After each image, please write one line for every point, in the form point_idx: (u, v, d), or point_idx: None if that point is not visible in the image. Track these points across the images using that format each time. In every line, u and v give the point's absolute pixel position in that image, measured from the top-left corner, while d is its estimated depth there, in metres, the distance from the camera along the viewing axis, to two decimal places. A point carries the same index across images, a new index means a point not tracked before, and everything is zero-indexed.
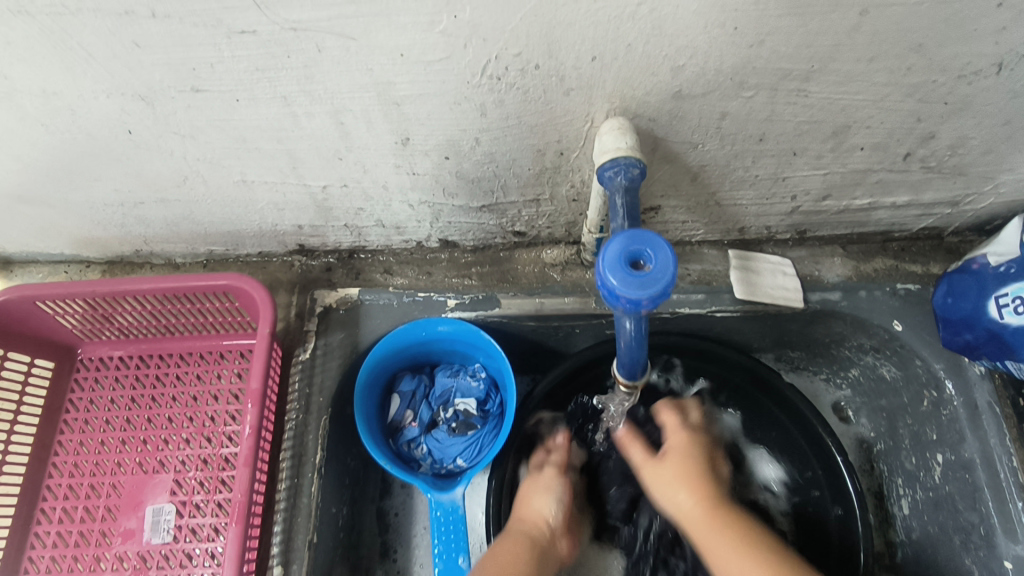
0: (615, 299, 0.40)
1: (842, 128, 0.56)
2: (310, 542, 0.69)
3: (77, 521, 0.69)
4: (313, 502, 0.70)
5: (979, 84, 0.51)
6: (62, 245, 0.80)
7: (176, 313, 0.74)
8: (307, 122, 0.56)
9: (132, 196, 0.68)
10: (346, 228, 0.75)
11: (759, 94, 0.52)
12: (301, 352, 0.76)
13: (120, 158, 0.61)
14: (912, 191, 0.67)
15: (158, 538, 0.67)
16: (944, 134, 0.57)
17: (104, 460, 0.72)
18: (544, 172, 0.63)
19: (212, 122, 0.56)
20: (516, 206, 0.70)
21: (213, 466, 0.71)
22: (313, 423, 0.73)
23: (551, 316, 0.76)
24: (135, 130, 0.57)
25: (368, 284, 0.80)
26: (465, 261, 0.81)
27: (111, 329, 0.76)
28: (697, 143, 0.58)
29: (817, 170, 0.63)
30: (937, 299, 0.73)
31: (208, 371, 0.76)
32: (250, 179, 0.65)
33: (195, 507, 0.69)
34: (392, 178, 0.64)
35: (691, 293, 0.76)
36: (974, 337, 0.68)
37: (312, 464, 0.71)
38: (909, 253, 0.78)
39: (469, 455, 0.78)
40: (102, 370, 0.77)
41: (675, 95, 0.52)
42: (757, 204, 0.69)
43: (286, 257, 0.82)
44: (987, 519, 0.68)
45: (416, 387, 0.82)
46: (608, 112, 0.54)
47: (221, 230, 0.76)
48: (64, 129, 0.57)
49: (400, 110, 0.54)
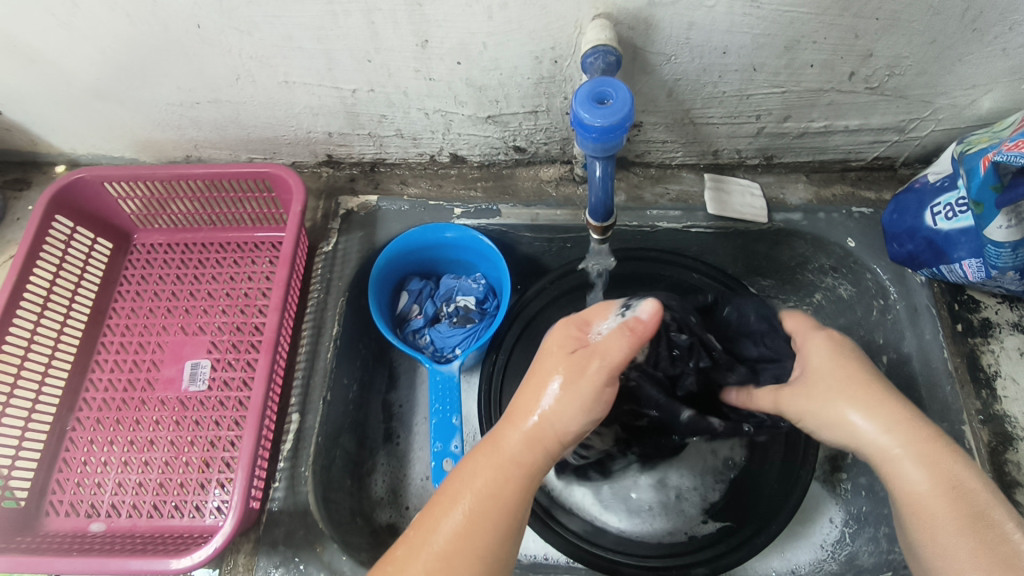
0: (585, 130, 0.50)
1: (793, 42, 0.66)
2: (325, 399, 0.79)
3: (126, 371, 0.80)
4: (328, 365, 0.80)
5: (902, 0, 0.61)
6: (124, 147, 0.91)
7: (219, 203, 0.85)
8: (345, 21, 0.67)
9: (191, 95, 0.80)
10: (370, 138, 0.86)
11: (720, 4, 0.62)
12: (325, 245, 0.87)
13: (186, 54, 0.73)
14: (861, 115, 0.77)
15: (196, 386, 0.78)
16: (880, 52, 0.67)
17: (151, 324, 0.83)
18: (542, 81, 0.74)
19: (267, 18, 0.67)
20: (517, 118, 0.81)
21: (245, 332, 0.81)
22: (332, 302, 0.84)
23: (545, 227, 0.87)
24: (203, 25, 0.69)
25: (386, 193, 0.91)
26: (472, 177, 0.91)
27: (165, 217, 0.87)
28: (670, 54, 0.69)
29: (776, 88, 0.73)
30: (886, 217, 0.82)
31: (244, 257, 0.87)
32: (292, 80, 0.76)
33: (228, 363, 0.79)
34: (412, 83, 0.76)
35: (669, 210, 0.86)
36: (914, 247, 0.78)
37: (329, 335, 0.82)
38: (865, 182, 0.87)
39: (467, 345, 0.88)
40: (153, 253, 0.88)
41: (649, 2, 0.62)
42: (727, 124, 0.80)
43: (315, 168, 0.94)
44: (919, 403, 0.76)
45: (423, 287, 0.92)
46: (593, 17, 0.64)
47: (262, 136, 0.87)
48: (145, 21, 0.69)
49: (422, 10, 0.65)
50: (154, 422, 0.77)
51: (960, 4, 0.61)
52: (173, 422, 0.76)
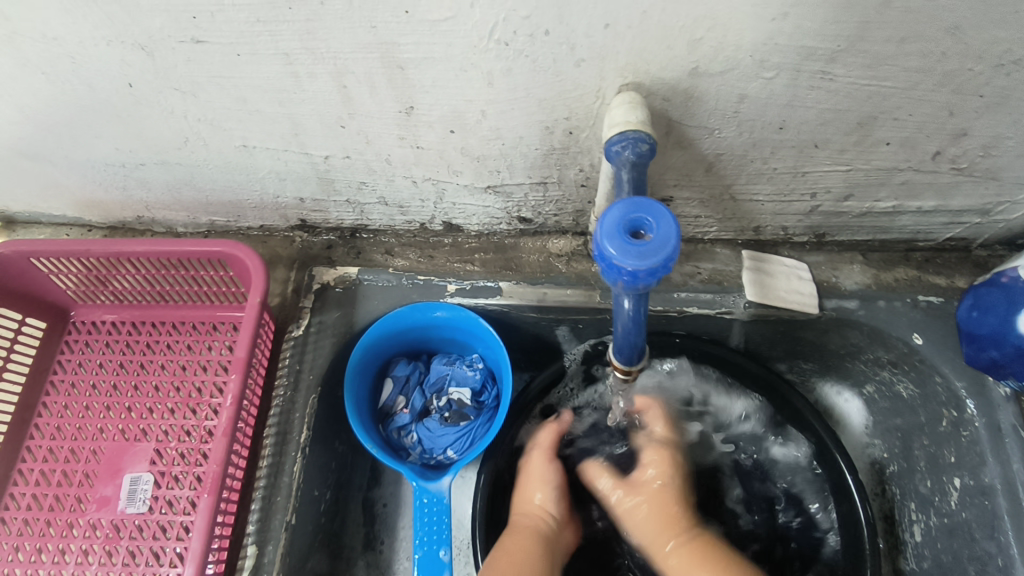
0: (614, 272, 0.37)
1: (869, 118, 0.53)
2: (289, 524, 0.66)
3: (54, 485, 0.67)
4: (294, 483, 0.67)
5: (1017, 75, 0.48)
6: (64, 207, 0.79)
7: (171, 279, 0.73)
8: (310, 84, 0.54)
9: (133, 156, 0.67)
10: (349, 205, 0.74)
11: (781, 75, 0.49)
12: (294, 329, 0.74)
13: (122, 115, 0.60)
14: (939, 196, 0.64)
15: (134, 508, 0.65)
16: (977, 131, 0.54)
17: (87, 425, 0.70)
18: (552, 152, 0.61)
19: (213, 79, 0.54)
20: (522, 189, 0.68)
21: (196, 438, 0.69)
22: (300, 401, 0.71)
23: (553, 307, 0.73)
24: (135, 84, 0.56)
25: (368, 264, 0.78)
26: (468, 247, 0.79)
27: (106, 292, 0.75)
28: (713, 128, 0.55)
29: (839, 166, 0.60)
30: (962, 312, 0.69)
31: (199, 342, 0.74)
32: (252, 145, 0.63)
33: (173, 479, 0.67)
34: (395, 150, 0.63)
35: (701, 292, 0.72)
36: (1000, 354, 0.64)
37: (297, 443, 0.69)
38: (933, 265, 0.74)
39: (461, 446, 0.76)
40: (94, 333, 0.75)
41: (691, 72, 0.49)
42: (774, 201, 0.66)
43: (288, 232, 0.81)
44: (1005, 550, 0.64)
45: (411, 373, 0.80)
46: (619, 86, 0.51)
47: (223, 199, 0.75)
48: (65, 79, 0.56)
49: (404, 74, 0.52)
50: (82, 553, 0.64)
51: None
52: (104, 555, 0.64)
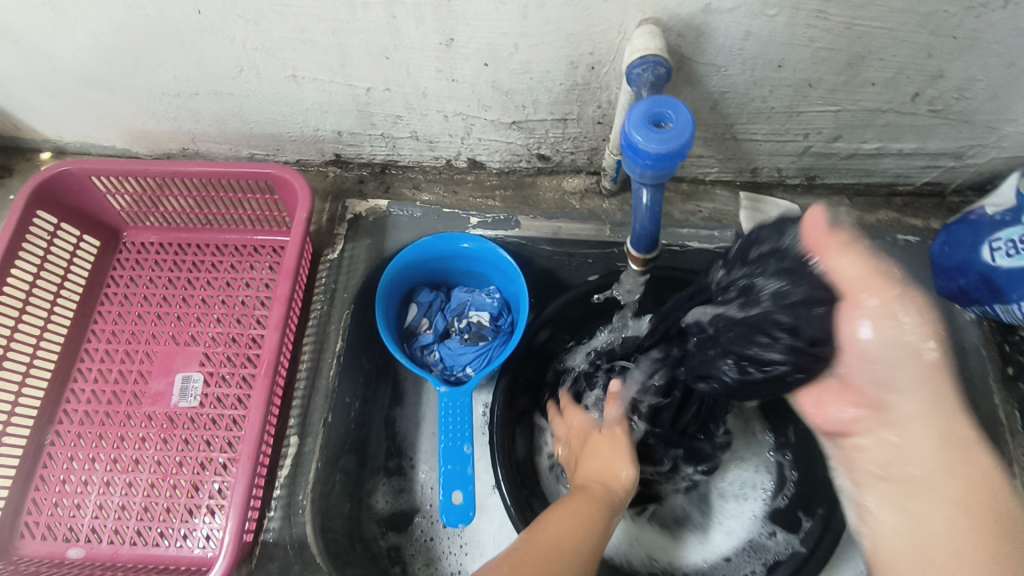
0: (639, 157, 0.44)
1: (857, 58, 0.60)
2: (326, 421, 0.73)
3: (111, 382, 0.74)
4: (330, 385, 0.75)
5: (987, 18, 0.55)
6: (115, 137, 0.85)
7: (216, 202, 0.79)
8: (363, 14, 0.61)
9: (188, 85, 0.73)
10: (382, 139, 0.80)
11: (782, 13, 0.56)
12: (329, 252, 0.81)
13: (185, 42, 0.66)
14: (919, 138, 0.71)
15: (187, 402, 0.72)
16: (951, 73, 0.61)
17: (139, 331, 0.77)
18: (575, 88, 0.68)
19: (276, 7, 0.61)
20: (544, 125, 0.75)
21: (241, 344, 0.75)
22: (335, 315, 0.78)
23: (566, 241, 0.82)
24: (204, 11, 0.62)
25: (396, 198, 0.85)
26: (490, 184, 0.85)
27: (156, 215, 0.81)
28: (720, 65, 0.63)
29: (830, 106, 0.67)
30: (936, 248, 0.76)
31: (241, 262, 0.80)
32: (301, 75, 0.70)
33: (221, 378, 0.73)
34: (432, 83, 0.69)
35: (700, 228, 0.80)
36: (967, 282, 0.72)
37: (332, 351, 0.76)
38: (911, 208, 0.81)
39: (479, 364, 0.83)
40: (143, 253, 0.82)
41: (704, 9, 0.56)
42: (771, 141, 0.74)
43: (322, 167, 0.87)
44: None
45: (433, 299, 0.87)
46: (640, 21, 0.58)
47: (265, 131, 0.81)
48: (139, 4, 0.62)
49: (449, 6, 0.59)
50: (140, 439, 0.70)
51: None
52: (160, 441, 0.70)
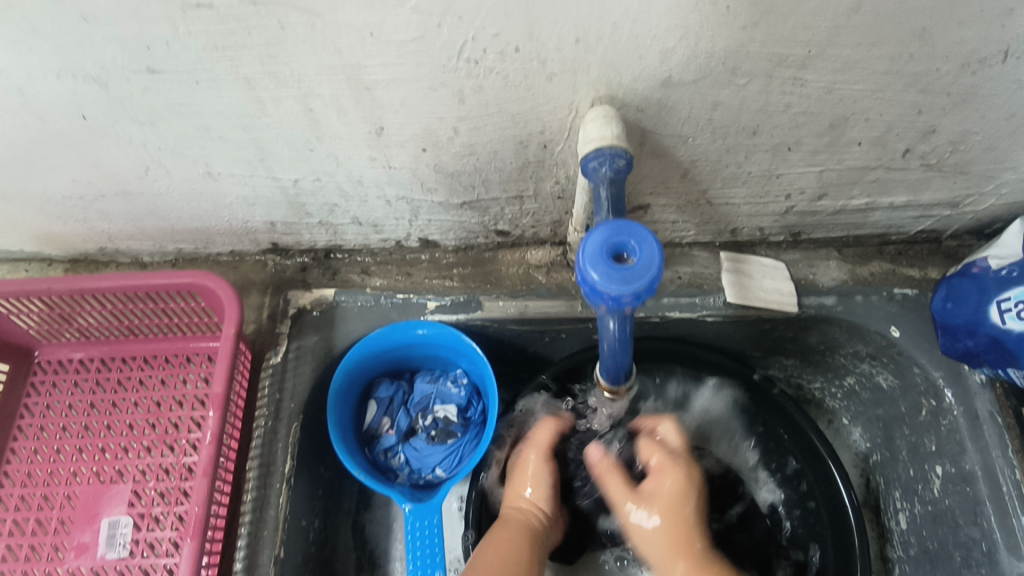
0: (597, 296, 0.37)
1: (840, 120, 0.53)
2: (276, 558, 0.64)
3: (28, 534, 0.65)
4: (280, 515, 0.66)
5: (983, 74, 0.48)
6: (22, 241, 0.75)
7: (136, 313, 0.70)
8: (274, 108, 0.52)
9: (92, 188, 0.64)
10: (321, 226, 0.72)
11: (753, 82, 0.49)
12: (272, 357, 0.72)
13: (77, 147, 0.58)
14: (910, 191, 0.64)
15: (114, 553, 0.63)
16: (944, 128, 0.55)
17: (59, 469, 0.68)
18: (527, 166, 0.60)
19: (172, 107, 0.52)
20: (498, 203, 0.67)
21: (175, 475, 0.66)
22: (282, 431, 0.69)
23: (534, 319, 0.72)
24: (90, 116, 0.53)
25: (344, 285, 0.76)
26: (446, 262, 0.77)
27: (72, 330, 0.72)
28: (687, 136, 0.55)
29: (812, 167, 0.60)
30: (936, 303, 0.70)
31: (172, 376, 0.71)
32: (216, 171, 0.61)
33: (154, 519, 0.64)
34: (367, 171, 0.61)
35: (681, 297, 0.72)
36: (975, 344, 0.65)
37: (281, 475, 0.67)
38: (906, 257, 0.75)
39: (449, 464, 0.75)
40: (61, 373, 0.72)
41: (664, 82, 0.49)
42: (749, 204, 0.67)
43: (260, 256, 0.79)
44: (990, 535, 0.64)
45: (394, 393, 0.78)
46: (593, 99, 0.50)
47: (189, 226, 0.72)
48: (13, 113, 0.53)
49: (372, 95, 0.51)
50: None
51: None
52: None
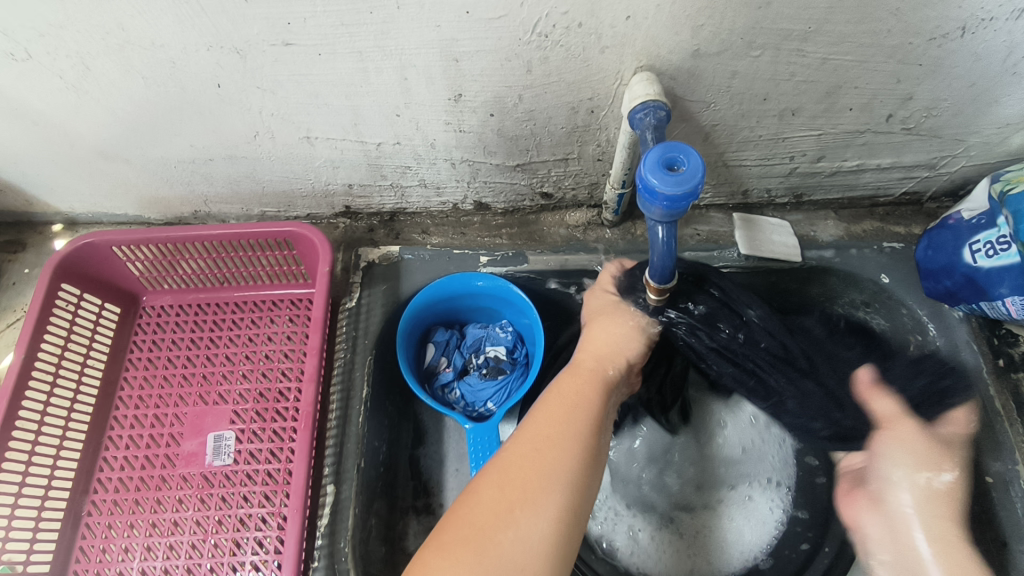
0: (657, 198, 0.48)
1: (834, 88, 0.66)
2: (359, 466, 0.75)
3: (143, 447, 0.75)
4: (361, 431, 0.76)
5: (948, 47, 0.61)
6: (128, 205, 0.87)
7: (233, 261, 0.82)
8: (375, 77, 0.64)
9: (204, 152, 0.76)
10: (391, 189, 0.84)
11: (765, 54, 0.61)
12: (348, 301, 0.83)
13: (203, 113, 0.69)
14: (894, 153, 0.77)
15: (220, 460, 0.74)
16: (920, 95, 0.67)
17: (167, 394, 0.78)
18: (576, 130, 0.72)
19: (293, 76, 0.64)
20: (546, 166, 0.79)
21: (269, 398, 0.77)
22: (359, 361, 0.80)
23: (574, 271, 0.84)
24: (223, 84, 0.65)
25: (407, 243, 0.88)
26: (496, 223, 0.89)
27: (174, 278, 0.83)
28: (710, 101, 0.67)
29: (812, 131, 0.72)
30: (919, 253, 0.81)
31: (262, 317, 0.83)
32: (314, 136, 0.73)
33: (253, 433, 0.75)
34: (440, 135, 0.73)
35: (700, 250, 0.84)
36: (953, 283, 0.77)
37: (359, 398, 0.78)
38: (893, 217, 0.87)
39: (500, 398, 0.85)
40: (163, 316, 0.83)
41: (694, 54, 0.61)
42: (760, 166, 0.79)
43: (332, 219, 0.91)
44: (969, 442, 0.75)
45: (449, 338, 0.89)
46: (636, 68, 0.63)
47: (277, 190, 0.84)
48: (160, 82, 0.65)
49: (458, 65, 0.63)
50: (178, 501, 0.72)
51: (1004, 49, 0.61)
52: (199, 501, 0.71)
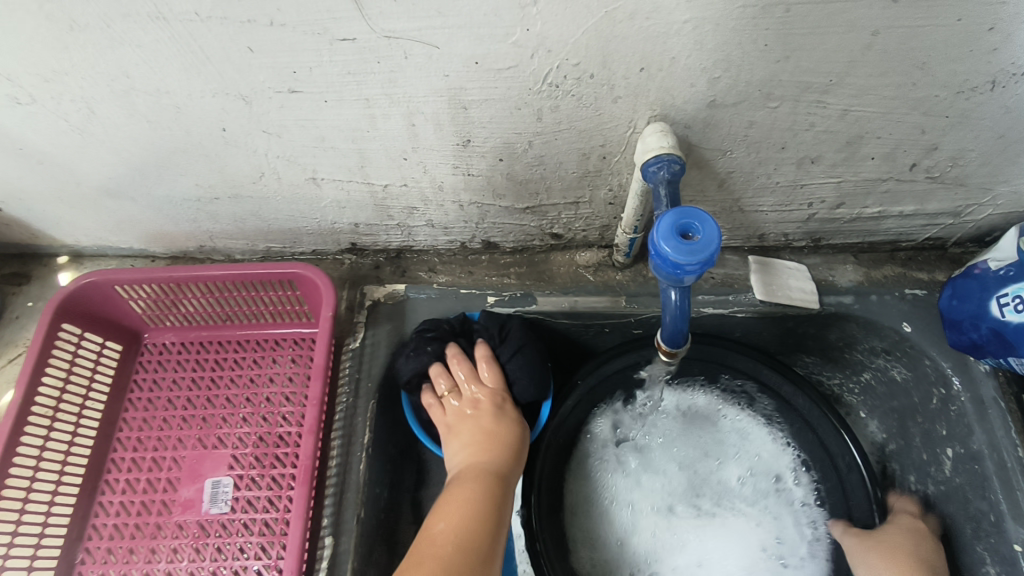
0: (670, 266, 0.46)
1: (856, 138, 0.63)
2: (358, 517, 0.72)
3: (140, 492, 0.74)
4: (361, 479, 0.74)
5: (976, 100, 0.58)
6: (133, 239, 0.86)
7: (237, 300, 0.80)
8: (382, 123, 0.63)
9: (209, 191, 0.75)
10: (398, 228, 0.82)
11: (784, 105, 0.59)
12: (351, 342, 0.81)
13: (208, 154, 0.68)
14: (917, 201, 0.74)
15: (217, 508, 0.72)
16: (946, 146, 0.64)
17: (165, 436, 0.77)
18: (587, 175, 0.70)
19: (298, 122, 0.63)
20: (556, 208, 0.77)
21: (269, 443, 0.75)
22: (361, 406, 0.78)
23: (583, 313, 0.81)
24: (228, 128, 0.64)
25: (413, 281, 0.86)
26: (504, 262, 0.88)
27: (177, 315, 0.82)
28: (726, 149, 0.65)
29: (831, 178, 0.70)
30: (943, 301, 0.79)
31: (264, 357, 0.81)
32: (320, 177, 0.72)
33: (251, 480, 0.73)
34: (448, 178, 0.72)
35: (714, 295, 0.81)
36: (979, 336, 0.74)
37: (361, 444, 0.75)
38: (915, 263, 0.84)
39: None
40: (165, 354, 0.82)
41: (710, 105, 0.59)
42: (776, 211, 0.76)
43: (338, 255, 0.90)
44: (996, 506, 0.72)
45: None
46: (649, 118, 0.61)
47: (284, 227, 0.83)
48: (165, 126, 0.64)
49: (466, 113, 0.61)
50: (173, 550, 0.70)
51: None
52: (194, 551, 0.70)
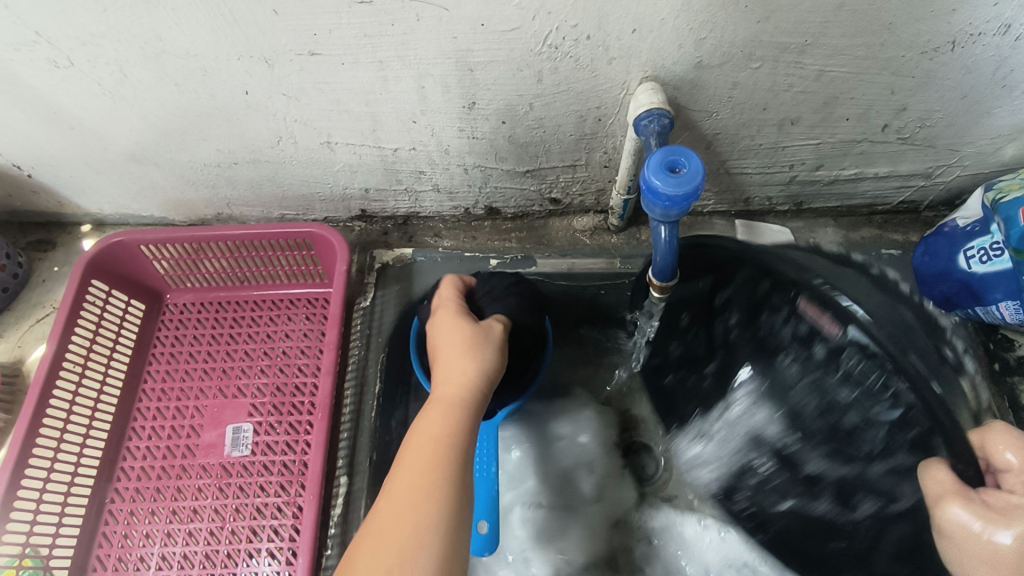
0: (658, 199, 0.52)
1: (831, 99, 0.69)
2: (371, 459, 0.77)
3: (165, 438, 0.78)
4: (374, 424, 0.79)
5: (939, 60, 0.64)
6: (154, 206, 0.91)
7: (255, 260, 0.85)
8: (394, 85, 0.68)
9: (229, 156, 0.80)
10: (406, 193, 0.87)
11: (764, 66, 0.64)
12: (362, 301, 0.87)
13: (230, 118, 0.73)
14: (891, 163, 0.80)
15: (239, 451, 0.77)
16: (914, 106, 0.70)
17: (188, 387, 0.81)
18: (583, 137, 0.75)
19: (316, 85, 0.68)
20: (555, 171, 0.82)
21: (286, 392, 0.80)
22: (373, 358, 0.83)
23: (580, 275, 0.87)
24: (251, 91, 0.69)
25: (420, 246, 0.92)
26: (506, 228, 0.93)
27: (197, 276, 0.87)
28: (712, 111, 0.71)
29: (811, 140, 0.75)
30: (916, 258, 0.83)
31: (280, 314, 0.86)
32: (335, 141, 0.77)
33: (270, 426, 0.78)
34: (454, 141, 0.77)
35: None
36: (949, 288, 0.79)
37: (373, 393, 0.80)
38: (891, 225, 0.90)
39: None
40: (185, 313, 0.87)
41: (696, 65, 0.64)
42: (761, 173, 0.82)
43: (348, 222, 0.95)
44: None
45: None
46: (641, 78, 0.66)
47: (297, 193, 0.88)
48: (192, 89, 0.69)
49: (473, 75, 0.66)
50: (197, 489, 0.75)
51: (993, 63, 0.64)
52: (217, 489, 0.74)
